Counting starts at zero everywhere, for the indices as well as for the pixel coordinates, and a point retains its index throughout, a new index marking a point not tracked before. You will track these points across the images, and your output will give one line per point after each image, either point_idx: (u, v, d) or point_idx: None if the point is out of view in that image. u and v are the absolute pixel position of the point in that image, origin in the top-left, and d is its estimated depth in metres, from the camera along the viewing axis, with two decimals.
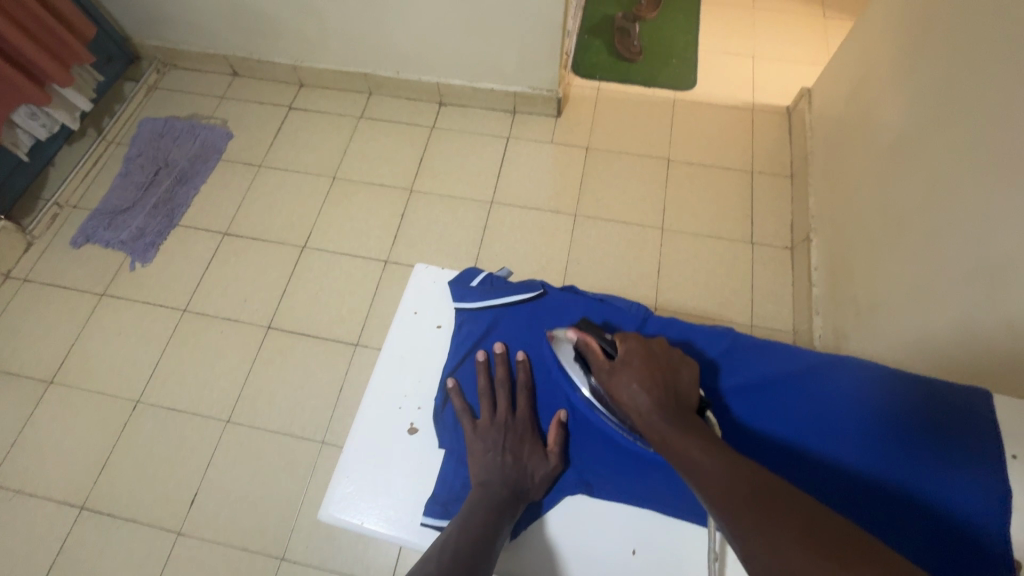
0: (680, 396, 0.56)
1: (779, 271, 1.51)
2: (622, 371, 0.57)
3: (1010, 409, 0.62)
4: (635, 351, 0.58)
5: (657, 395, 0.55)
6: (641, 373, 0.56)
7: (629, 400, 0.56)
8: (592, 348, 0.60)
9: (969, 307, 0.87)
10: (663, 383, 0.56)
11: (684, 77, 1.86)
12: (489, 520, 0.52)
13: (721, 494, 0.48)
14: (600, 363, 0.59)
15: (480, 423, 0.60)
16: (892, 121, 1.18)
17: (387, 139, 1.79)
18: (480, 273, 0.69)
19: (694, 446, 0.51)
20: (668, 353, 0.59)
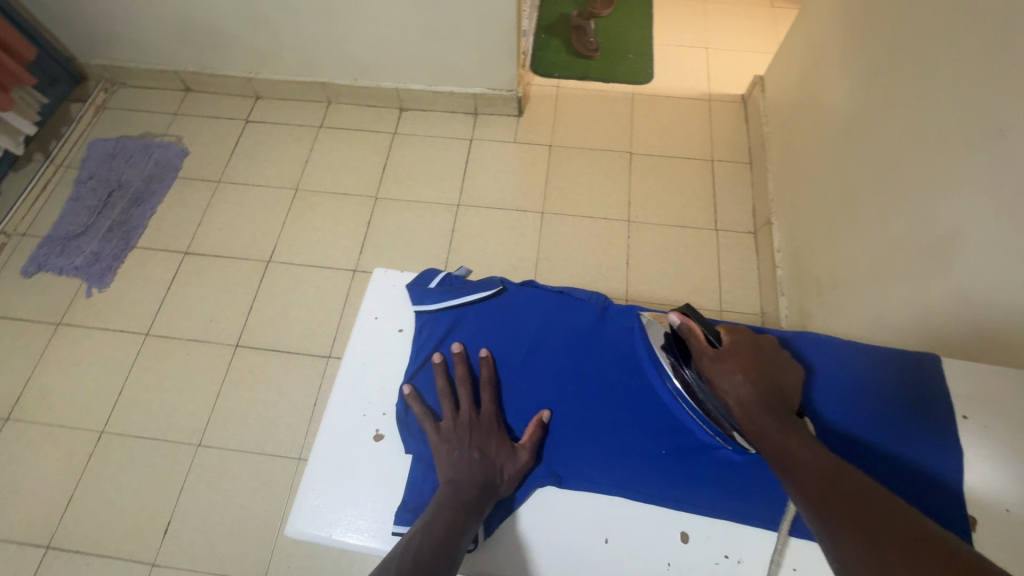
0: (782, 393, 0.56)
1: (745, 256, 1.54)
2: (725, 361, 0.57)
3: (959, 371, 0.64)
4: (742, 345, 0.58)
5: (761, 389, 0.55)
6: (743, 365, 0.56)
7: (730, 390, 0.55)
8: (695, 335, 0.60)
9: (920, 279, 0.89)
10: (764, 378, 0.56)
11: (641, 71, 1.89)
12: (456, 520, 0.51)
13: (812, 488, 0.47)
14: (703, 349, 0.59)
15: (443, 424, 0.58)
16: (841, 104, 1.21)
17: (349, 147, 1.77)
18: (438, 274, 0.68)
19: (791, 440, 0.51)
20: (771, 350, 0.59)
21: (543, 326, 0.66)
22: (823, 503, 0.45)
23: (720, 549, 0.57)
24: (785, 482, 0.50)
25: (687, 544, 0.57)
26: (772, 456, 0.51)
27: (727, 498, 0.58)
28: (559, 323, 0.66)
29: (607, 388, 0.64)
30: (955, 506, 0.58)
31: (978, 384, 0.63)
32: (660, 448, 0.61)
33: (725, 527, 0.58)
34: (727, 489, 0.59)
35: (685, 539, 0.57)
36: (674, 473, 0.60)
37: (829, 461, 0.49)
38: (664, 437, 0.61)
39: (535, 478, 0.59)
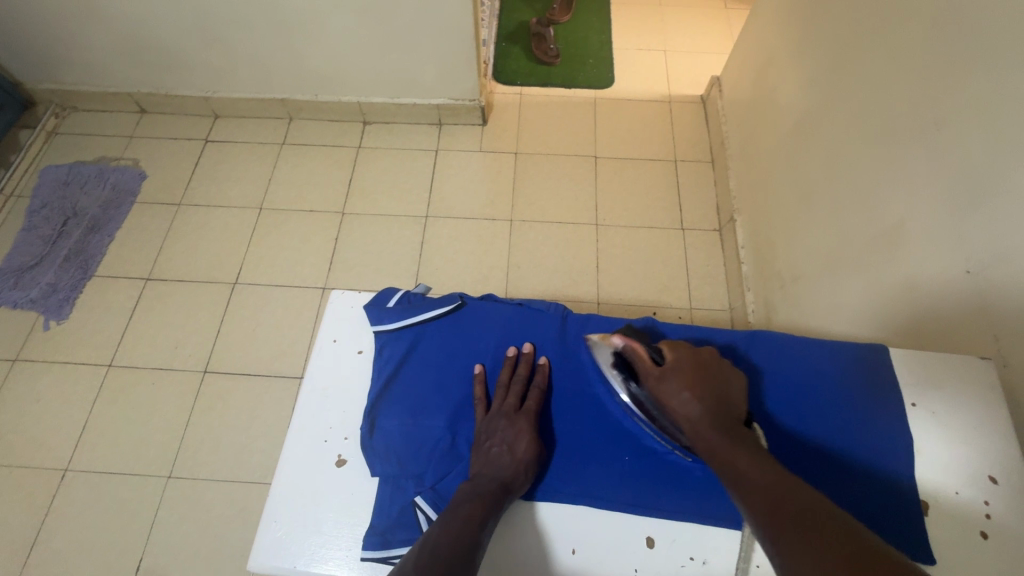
0: (731, 408, 0.56)
1: (711, 253, 1.57)
2: (672, 378, 0.57)
3: (905, 361, 0.68)
4: (684, 360, 0.58)
5: (707, 404, 0.55)
6: (689, 381, 0.56)
7: (679, 408, 0.55)
8: (638, 354, 0.60)
9: (871, 272, 0.92)
10: (711, 391, 0.56)
11: (602, 76, 1.91)
12: (475, 511, 0.50)
13: (759, 505, 0.47)
14: (648, 369, 0.59)
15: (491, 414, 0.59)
16: (792, 102, 1.25)
17: (313, 163, 1.75)
18: (397, 292, 0.68)
19: (744, 452, 0.51)
20: (718, 364, 0.59)
21: (505, 340, 0.66)
22: (772, 519, 0.45)
23: (685, 551, 0.57)
24: (737, 498, 0.49)
25: (653, 549, 0.57)
26: (725, 473, 0.51)
27: (691, 500, 0.59)
28: (535, 333, 0.67)
29: (571, 400, 0.65)
30: (907, 492, 0.60)
31: (924, 372, 0.66)
32: (624, 456, 0.62)
33: (690, 529, 0.57)
34: (690, 491, 0.59)
35: (651, 544, 0.57)
36: (637, 480, 0.60)
37: (777, 473, 0.48)
38: (626, 445, 0.62)
39: None
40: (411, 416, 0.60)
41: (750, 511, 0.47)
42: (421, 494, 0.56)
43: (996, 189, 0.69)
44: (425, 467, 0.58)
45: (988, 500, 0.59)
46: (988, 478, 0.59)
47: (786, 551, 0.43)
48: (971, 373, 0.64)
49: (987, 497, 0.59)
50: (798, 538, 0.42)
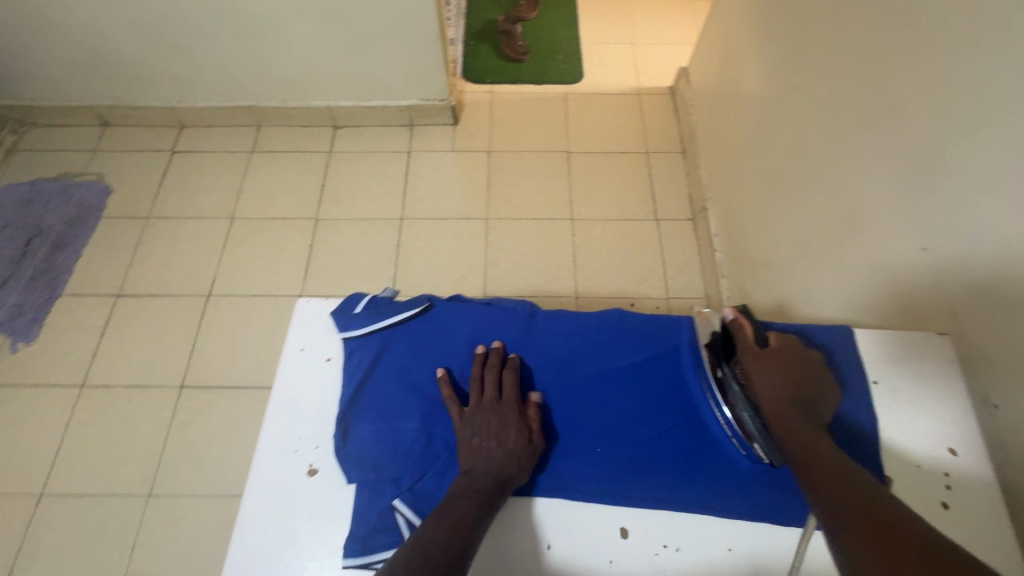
0: (815, 404, 0.57)
1: (686, 243, 1.58)
2: (769, 360, 0.59)
3: (868, 340, 0.69)
4: (787, 350, 0.60)
5: (793, 393, 0.56)
6: (786, 369, 0.58)
7: (764, 389, 0.57)
8: (744, 332, 0.62)
9: (837, 255, 0.94)
10: (801, 381, 0.57)
11: (572, 71, 1.92)
12: (468, 510, 0.51)
13: (823, 489, 0.48)
14: (748, 346, 0.60)
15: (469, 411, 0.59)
16: (756, 90, 1.27)
17: (284, 170, 1.73)
18: (363, 298, 0.67)
19: (818, 442, 0.52)
20: (813, 363, 0.61)
21: (475, 339, 0.65)
22: (834, 503, 0.47)
23: (659, 539, 0.57)
24: (800, 480, 0.51)
25: (627, 539, 0.57)
26: (793, 456, 0.52)
27: (662, 488, 0.59)
28: (506, 329, 0.67)
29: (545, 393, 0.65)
30: (874, 469, 0.61)
31: (886, 349, 0.68)
32: (595, 448, 0.62)
33: (664, 517, 0.58)
34: (663, 479, 0.59)
35: (625, 535, 0.57)
36: (609, 471, 0.60)
37: (845, 466, 0.50)
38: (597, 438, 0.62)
39: None
40: (383, 420, 0.60)
41: (813, 494, 0.49)
42: (398, 497, 0.56)
43: (947, 168, 0.71)
44: (400, 470, 0.58)
45: (948, 471, 0.60)
46: (948, 450, 0.61)
47: (844, 532, 0.44)
48: (928, 348, 0.66)
49: (948, 468, 0.60)
50: (857, 523, 0.44)
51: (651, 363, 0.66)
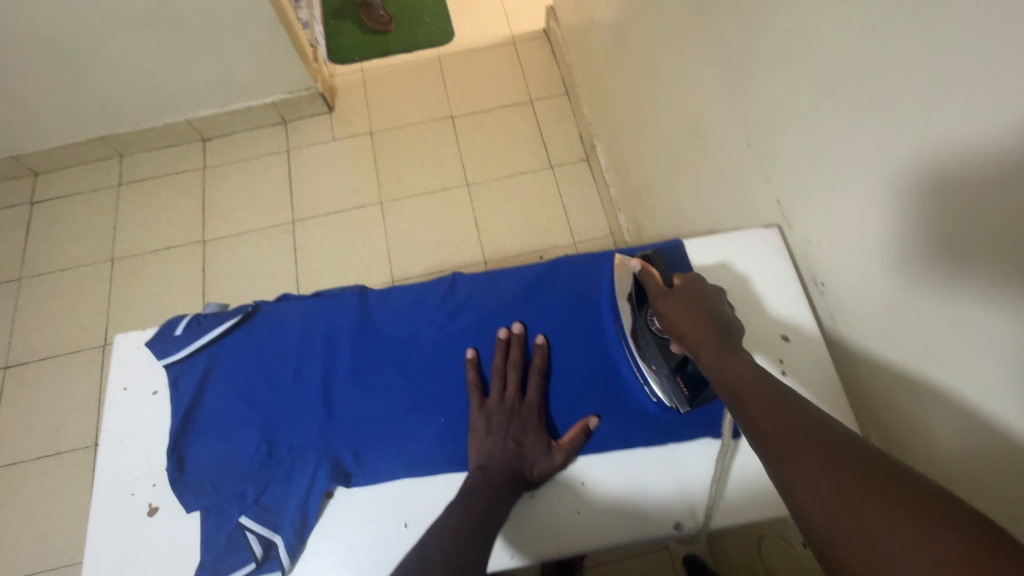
0: (736, 340, 0.54)
1: (583, 184, 1.57)
2: (677, 296, 0.57)
3: (701, 253, 0.75)
4: (693, 289, 0.57)
5: (710, 326, 0.54)
6: (692, 304, 0.55)
7: (678, 327, 0.55)
8: (653, 278, 0.59)
9: (691, 168, 0.94)
10: (716, 322, 0.54)
11: (440, 31, 1.83)
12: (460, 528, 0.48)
13: (769, 429, 0.44)
14: (658, 287, 0.58)
15: (489, 401, 0.57)
16: (607, 15, 1.23)
17: (158, 198, 1.62)
18: (183, 319, 0.62)
19: (745, 373, 0.49)
20: (726, 306, 0.58)
21: (306, 336, 0.62)
22: (787, 441, 0.42)
23: None
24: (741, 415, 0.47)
25: None
26: (728, 392, 0.48)
27: None
28: (337, 320, 0.63)
29: (384, 372, 0.60)
30: None
31: (717, 259, 0.75)
32: (438, 417, 0.58)
33: None
34: None
35: None
36: (565, 427, 0.60)
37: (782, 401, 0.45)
38: (443, 405, 0.59)
39: (316, 486, 0.54)
40: (218, 458, 0.56)
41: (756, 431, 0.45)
42: (245, 513, 0.54)
43: (750, 58, 0.70)
44: (245, 485, 0.55)
45: (782, 359, 0.68)
46: (780, 336, 0.69)
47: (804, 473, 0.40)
48: (759, 244, 0.73)
49: (782, 355, 0.68)
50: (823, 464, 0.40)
51: (490, 318, 0.63)
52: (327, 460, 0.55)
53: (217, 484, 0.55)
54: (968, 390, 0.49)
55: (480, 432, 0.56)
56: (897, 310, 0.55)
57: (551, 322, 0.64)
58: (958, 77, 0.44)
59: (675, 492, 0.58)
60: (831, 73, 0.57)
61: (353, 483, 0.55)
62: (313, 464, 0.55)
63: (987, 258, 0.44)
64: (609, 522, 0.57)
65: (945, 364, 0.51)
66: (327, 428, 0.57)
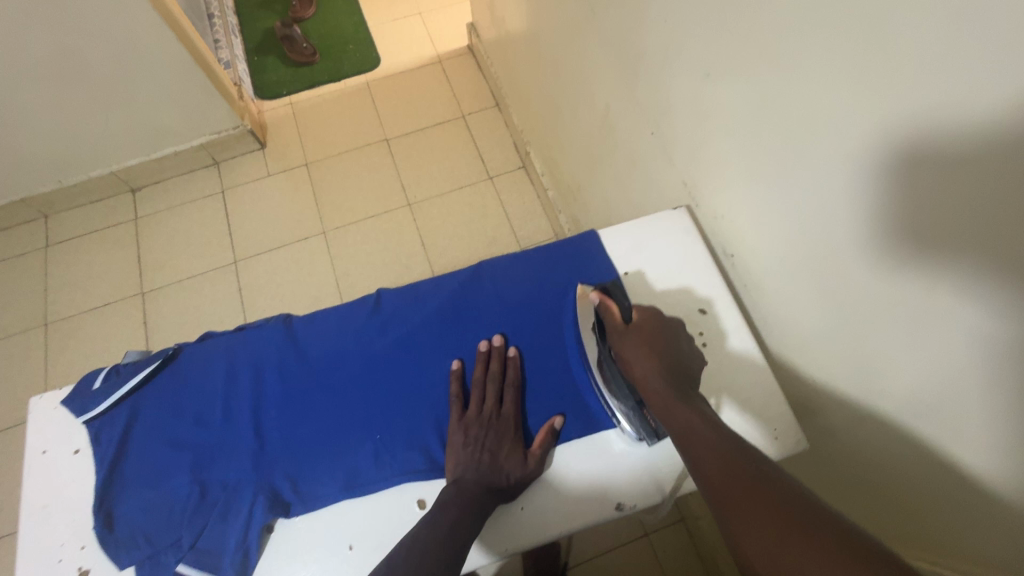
0: (687, 377, 0.58)
1: (522, 191, 1.60)
2: (634, 334, 0.60)
3: (611, 237, 0.73)
4: (649, 324, 0.61)
5: (663, 365, 0.57)
6: (648, 343, 0.59)
7: (634, 366, 0.58)
8: (612, 312, 0.62)
9: (610, 162, 0.97)
10: (669, 360, 0.58)
11: (366, 57, 1.85)
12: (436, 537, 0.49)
13: (719, 479, 0.46)
14: (615, 325, 0.61)
15: (468, 413, 0.59)
16: (519, 26, 1.27)
17: (90, 254, 1.56)
18: (102, 371, 0.61)
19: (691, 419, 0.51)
20: (678, 339, 0.62)
21: (232, 372, 0.62)
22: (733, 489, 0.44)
23: None
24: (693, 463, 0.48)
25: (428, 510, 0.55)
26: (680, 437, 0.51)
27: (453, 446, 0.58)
28: (263, 351, 0.63)
29: (315, 396, 0.60)
30: None
31: (629, 240, 0.72)
32: (373, 433, 0.58)
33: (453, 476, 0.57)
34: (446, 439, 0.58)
35: (424, 505, 0.55)
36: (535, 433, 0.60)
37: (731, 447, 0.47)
38: (377, 421, 0.59)
39: (254, 520, 0.53)
40: (151, 508, 0.55)
41: (702, 479, 0.47)
42: (182, 560, 0.53)
43: (641, 52, 0.74)
44: (180, 531, 0.54)
45: (702, 332, 0.67)
46: (699, 310, 0.68)
47: (748, 520, 0.42)
48: (666, 225, 0.72)
49: (701, 329, 0.67)
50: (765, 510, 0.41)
51: (417, 329, 0.64)
52: (263, 492, 0.55)
53: (152, 534, 0.53)
54: (863, 333, 0.53)
55: (459, 444, 0.57)
56: (794, 266, 0.60)
57: (477, 325, 0.65)
58: (801, 48, 0.48)
59: (613, 474, 0.58)
60: (707, 57, 0.61)
61: (293, 511, 0.54)
62: (249, 498, 0.54)
63: (850, 202, 0.49)
64: (561, 512, 0.57)
65: (842, 312, 0.55)
66: (263, 459, 0.57)
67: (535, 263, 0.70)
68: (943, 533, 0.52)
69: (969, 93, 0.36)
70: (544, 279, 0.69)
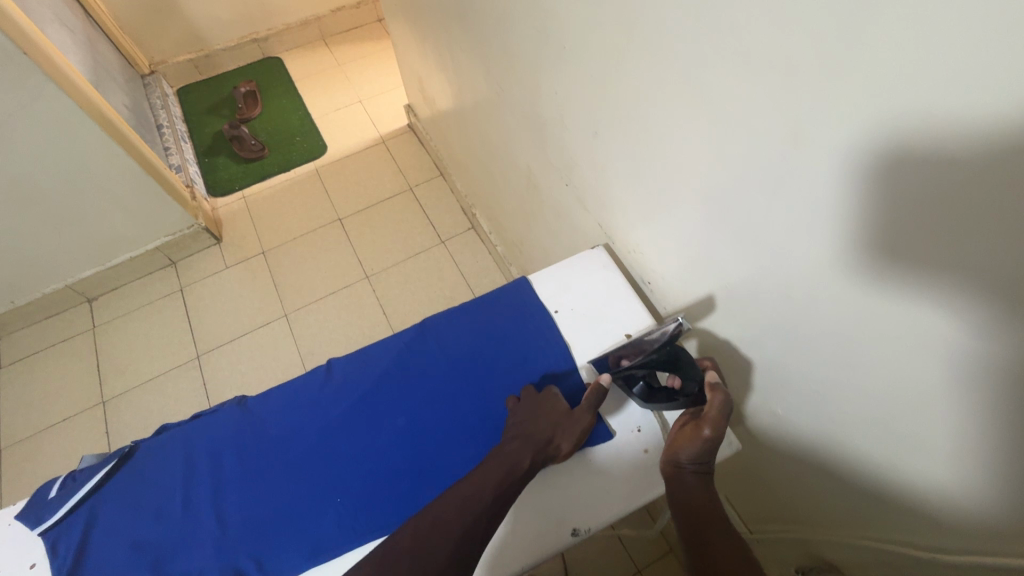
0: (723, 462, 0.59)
1: (474, 250, 1.67)
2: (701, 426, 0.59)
3: (542, 281, 0.79)
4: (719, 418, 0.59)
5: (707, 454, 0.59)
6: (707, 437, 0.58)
7: (683, 452, 0.59)
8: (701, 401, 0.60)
9: (540, 214, 1.06)
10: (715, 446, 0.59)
11: (313, 146, 1.96)
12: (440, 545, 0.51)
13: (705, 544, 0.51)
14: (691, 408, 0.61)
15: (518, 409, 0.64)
16: (448, 104, 1.39)
17: (47, 370, 1.54)
18: (57, 480, 0.62)
19: (699, 495, 0.56)
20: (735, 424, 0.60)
21: (190, 461, 0.63)
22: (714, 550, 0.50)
23: None
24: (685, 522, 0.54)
25: None
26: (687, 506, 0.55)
27: (412, 501, 0.60)
28: (221, 435, 0.65)
29: (273, 471, 0.62)
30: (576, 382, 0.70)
31: (557, 281, 0.78)
32: (335, 498, 0.60)
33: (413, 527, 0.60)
34: (405, 494, 0.61)
35: None
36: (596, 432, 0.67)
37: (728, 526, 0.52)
38: (337, 487, 0.61)
39: None
40: None
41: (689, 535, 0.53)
42: None
43: (546, 118, 0.84)
44: None
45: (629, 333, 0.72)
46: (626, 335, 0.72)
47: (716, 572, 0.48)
48: (588, 264, 0.78)
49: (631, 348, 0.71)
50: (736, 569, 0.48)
51: (369, 393, 0.67)
52: None
53: None
54: (763, 334, 0.60)
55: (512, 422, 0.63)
56: (700, 284, 0.67)
57: (424, 380, 0.69)
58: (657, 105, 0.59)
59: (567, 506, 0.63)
60: (594, 117, 0.71)
61: None
62: None
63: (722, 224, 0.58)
64: (530, 542, 0.61)
65: (748, 318, 0.61)
66: (228, 541, 0.58)
67: (476, 314, 0.75)
68: (897, 518, 0.55)
69: (775, 129, 0.46)
70: (484, 328, 0.74)
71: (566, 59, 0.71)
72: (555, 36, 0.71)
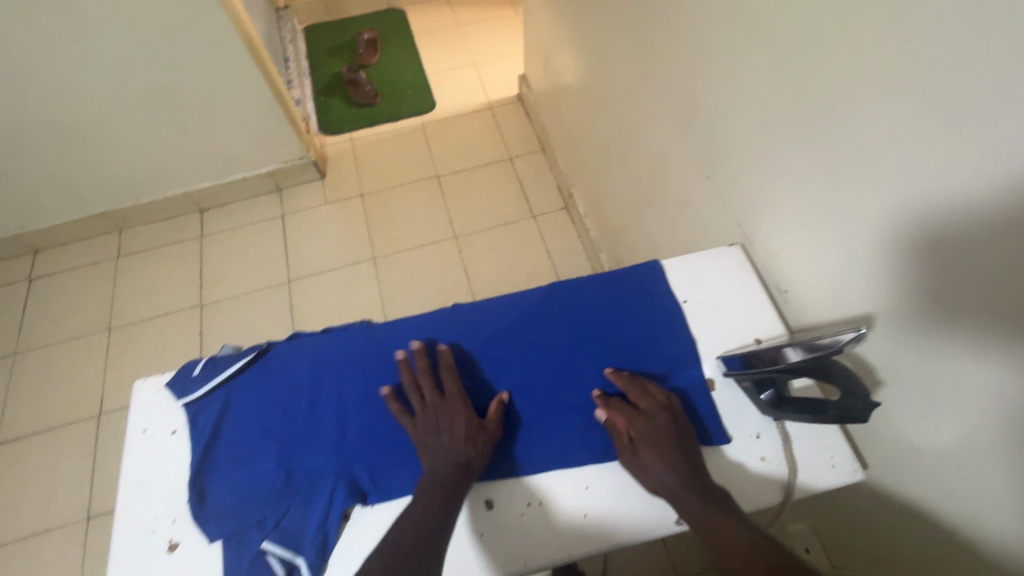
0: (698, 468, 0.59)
1: (564, 230, 1.67)
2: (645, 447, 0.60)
3: (671, 269, 0.77)
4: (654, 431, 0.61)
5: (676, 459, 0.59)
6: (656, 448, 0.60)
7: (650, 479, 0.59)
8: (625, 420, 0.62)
9: (659, 204, 1.03)
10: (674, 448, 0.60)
11: (423, 101, 1.99)
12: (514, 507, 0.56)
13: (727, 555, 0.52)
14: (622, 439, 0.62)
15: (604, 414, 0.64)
16: (572, 80, 1.38)
17: (156, 267, 1.67)
18: (201, 361, 0.68)
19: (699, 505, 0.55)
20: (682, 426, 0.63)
21: (317, 370, 0.67)
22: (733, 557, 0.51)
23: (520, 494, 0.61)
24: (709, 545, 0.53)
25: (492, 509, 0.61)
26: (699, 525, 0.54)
27: None
28: (347, 352, 0.68)
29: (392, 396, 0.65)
30: (692, 377, 0.69)
31: (685, 272, 0.77)
32: None
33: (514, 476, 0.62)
34: None
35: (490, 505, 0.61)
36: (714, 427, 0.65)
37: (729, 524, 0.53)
38: None
39: (334, 506, 0.57)
40: (241, 487, 0.59)
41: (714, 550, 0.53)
42: (266, 538, 0.56)
43: (696, 105, 0.81)
44: (265, 511, 0.58)
45: (758, 339, 0.70)
46: (754, 340, 0.70)
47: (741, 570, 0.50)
48: (721, 261, 0.76)
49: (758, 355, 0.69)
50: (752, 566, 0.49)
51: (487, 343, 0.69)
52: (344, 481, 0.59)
53: (243, 509, 0.58)
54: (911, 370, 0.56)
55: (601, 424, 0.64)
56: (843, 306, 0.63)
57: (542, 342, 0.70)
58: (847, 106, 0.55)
59: None
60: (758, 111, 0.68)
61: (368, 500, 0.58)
62: (331, 486, 0.58)
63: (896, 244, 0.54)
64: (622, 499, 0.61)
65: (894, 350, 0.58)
66: (344, 450, 0.61)
67: (599, 289, 0.75)
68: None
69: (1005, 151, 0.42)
70: (606, 304, 0.74)
71: (741, 47, 0.68)
72: (733, 20, 0.68)
